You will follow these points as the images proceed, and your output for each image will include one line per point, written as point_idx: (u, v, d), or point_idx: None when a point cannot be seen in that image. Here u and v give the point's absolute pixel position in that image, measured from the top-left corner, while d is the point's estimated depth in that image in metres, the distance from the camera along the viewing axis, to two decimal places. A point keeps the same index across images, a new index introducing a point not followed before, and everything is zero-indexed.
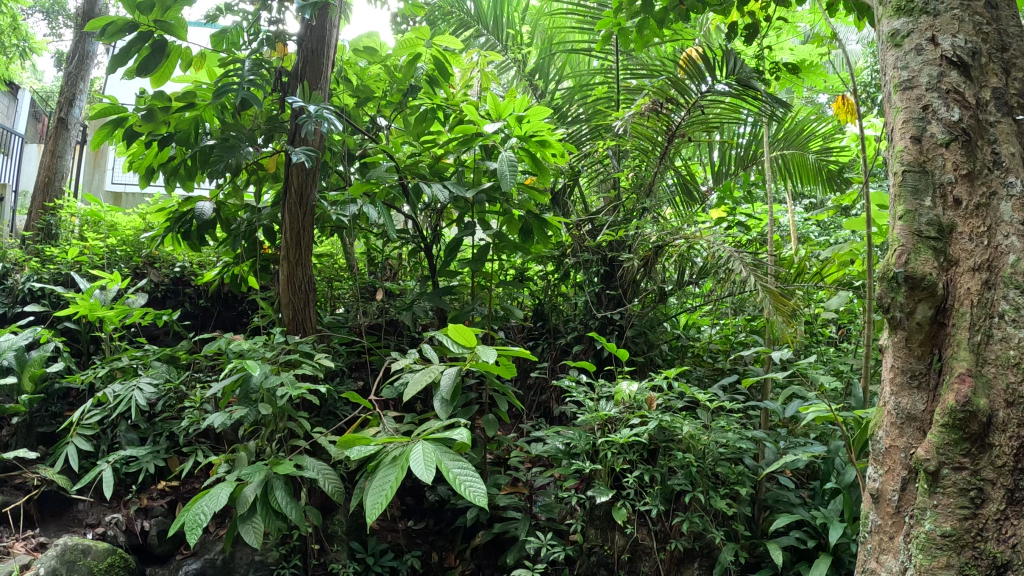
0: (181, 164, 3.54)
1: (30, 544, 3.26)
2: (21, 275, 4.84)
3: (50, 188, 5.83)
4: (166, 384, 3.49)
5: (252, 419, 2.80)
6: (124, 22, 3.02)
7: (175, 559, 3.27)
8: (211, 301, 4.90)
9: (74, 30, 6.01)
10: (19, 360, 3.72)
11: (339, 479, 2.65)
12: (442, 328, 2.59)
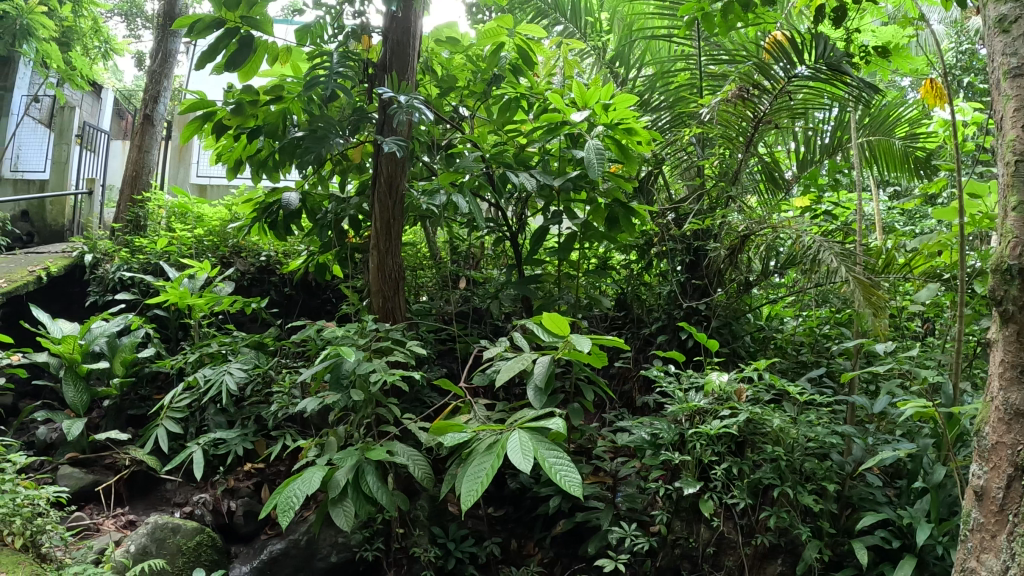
0: (269, 156, 3.62)
1: (120, 522, 3.40)
2: (111, 265, 5.05)
3: (138, 181, 6.02)
4: (255, 369, 3.62)
5: (343, 405, 2.88)
6: (211, 19, 3.10)
7: (260, 538, 3.37)
8: (296, 289, 5.05)
9: (156, 28, 6.11)
10: (111, 347, 3.91)
11: (429, 465, 2.69)
12: (533, 316, 2.58)
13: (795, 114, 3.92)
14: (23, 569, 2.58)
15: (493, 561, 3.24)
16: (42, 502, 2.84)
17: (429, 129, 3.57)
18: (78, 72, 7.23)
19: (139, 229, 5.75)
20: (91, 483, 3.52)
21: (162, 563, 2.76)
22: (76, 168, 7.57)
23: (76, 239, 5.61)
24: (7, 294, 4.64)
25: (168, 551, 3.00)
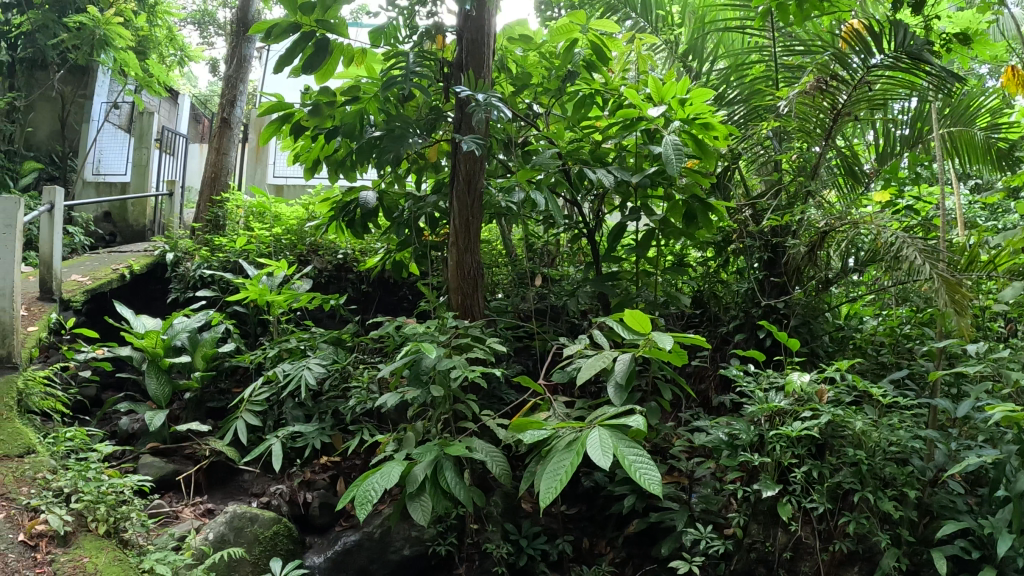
0: (347, 156, 3.65)
1: (198, 510, 3.48)
2: (192, 263, 5.24)
3: (217, 182, 6.23)
4: (333, 365, 3.71)
5: (422, 401, 2.91)
6: (287, 23, 3.14)
7: (334, 530, 3.45)
8: (373, 286, 5.14)
9: (231, 34, 6.30)
10: (192, 342, 4.06)
11: (507, 461, 2.70)
12: (613, 314, 2.58)
13: (874, 105, 3.71)
14: (106, 554, 2.66)
15: (564, 559, 3.23)
16: (127, 490, 2.95)
17: (507, 127, 3.57)
18: (155, 79, 7.53)
19: (218, 228, 5.94)
20: (171, 472, 3.62)
21: (238, 552, 2.82)
22: (156, 171, 7.71)
23: (158, 238, 5.84)
24: (91, 291, 4.83)
25: (245, 539, 3.08)
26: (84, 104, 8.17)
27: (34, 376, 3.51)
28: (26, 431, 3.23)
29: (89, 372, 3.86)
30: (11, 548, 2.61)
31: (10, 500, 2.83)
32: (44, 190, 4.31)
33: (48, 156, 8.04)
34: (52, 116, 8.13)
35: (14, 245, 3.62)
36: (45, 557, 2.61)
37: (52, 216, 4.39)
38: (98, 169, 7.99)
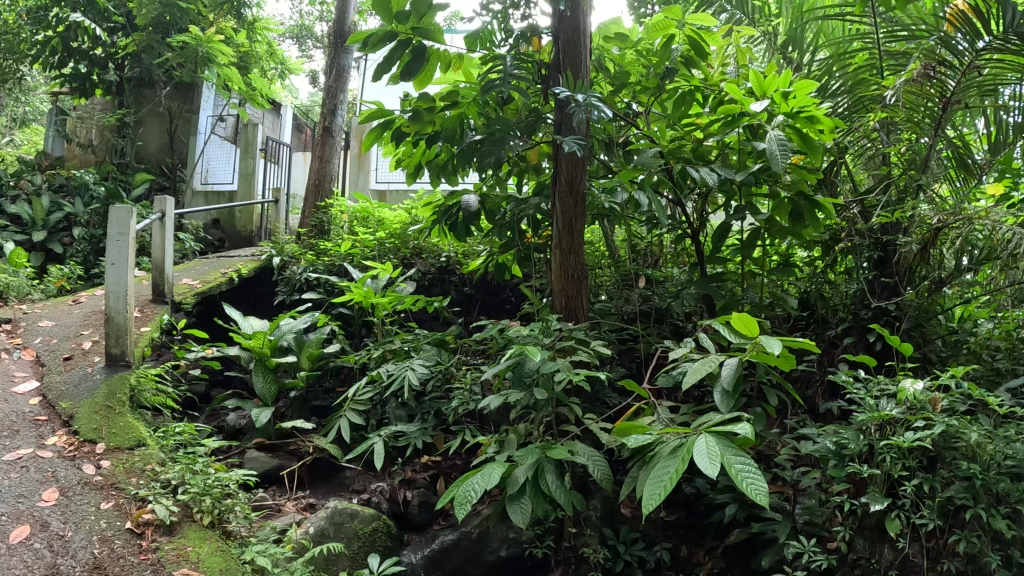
0: (449, 161, 3.76)
1: (300, 504, 3.57)
2: (297, 267, 5.41)
3: (321, 189, 6.44)
4: (437, 366, 3.79)
5: (525, 403, 2.94)
6: (383, 32, 3.19)
7: (431, 529, 3.48)
8: (476, 289, 5.21)
9: (328, 46, 6.48)
10: (298, 342, 4.21)
11: (608, 466, 2.66)
12: (720, 317, 2.52)
13: (984, 92, 3.47)
14: (209, 546, 2.64)
15: (662, 567, 3.17)
16: (232, 484, 2.95)
17: (607, 128, 3.53)
18: (257, 92, 7.90)
19: (323, 233, 6.15)
20: (276, 467, 3.73)
21: (337, 547, 2.86)
22: (262, 180, 8.11)
23: (264, 243, 6.06)
24: (201, 294, 5.05)
25: (345, 534, 3.14)
26: (189, 118, 8.47)
27: (146, 374, 3.59)
28: (136, 426, 3.29)
29: (199, 371, 4.02)
30: (118, 535, 2.64)
31: (120, 490, 2.89)
32: (157, 200, 4.57)
33: (159, 167, 8.45)
34: (160, 130, 8.53)
35: (127, 251, 3.74)
36: (151, 545, 2.62)
37: (164, 224, 4.67)
38: (207, 179, 8.44)
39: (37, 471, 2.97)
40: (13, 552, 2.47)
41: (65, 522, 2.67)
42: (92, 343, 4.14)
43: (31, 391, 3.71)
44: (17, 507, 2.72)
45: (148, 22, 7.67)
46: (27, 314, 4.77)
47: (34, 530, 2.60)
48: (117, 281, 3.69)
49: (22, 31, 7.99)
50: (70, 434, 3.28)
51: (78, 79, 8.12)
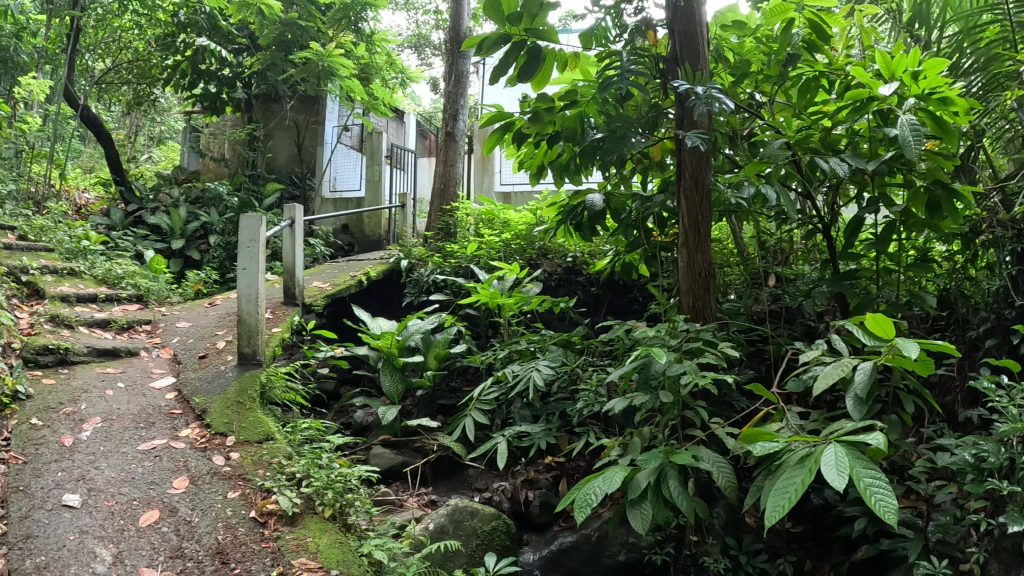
0: (570, 160, 3.60)
1: (422, 500, 3.59)
2: (424, 269, 5.52)
3: (446, 194, 6.54)
4: (562, 367, 3.70)
5: (650, 406, 2.94)
6: (497, 35, 3.08)
7: (552, 529, 3.45)
8: (603, 288, 5.12)
9: (447, 53, 6.53)
10: (426, 342, 4.26)
11: (733, 473, 2.56)
12: (852, 317, 2.41)
13: None
14: (329, 536, 2.69)
15: None
16: (353, 479, 2.99)
17: (730, 120, 3.44)
18: (381, 101, 7.85)
19: (450, 236, 6.17)
20: (399, 464, 3.78)
21: (454, 545, 2.78)
22: (388, 186, 8.28)
23: (391, 248, 6.22)
24: (331, 297, 5.18)
25: (464, 533, 3.08)
26: (316, 129, 8.77)
27: (275, 372, 3.77)
28: (265, 421, 3.41)
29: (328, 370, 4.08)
30: (242, 523, 2.73)
31: (247, 480, 2.99)
32: (287, 207, 4.66)
33: (289, 177, 8.80)
34: (289, 142, 8.90)
35: (258, 257, 3.86)
36: (273, 533, 2.69)
37: (293, 232, 4.78)
38: (335, 187, 8.79)
39: (170, 460, 3.12)
40: (143, 534, 2.59)
41: (194, 508, 2.78)
42: (225, 343, 4.34)
43: (167, 385, 3.88)
44: (149, 492, 2.85)
45: (272, 41, 7.98)
46: (167, 316, 5.06)
47: (164, 514, 2.72)
48: (248, 285, 3.86)
49: (152, 57, 8.36)
50: (202, 427, 3.44)
51: (210, 99, 8.58)
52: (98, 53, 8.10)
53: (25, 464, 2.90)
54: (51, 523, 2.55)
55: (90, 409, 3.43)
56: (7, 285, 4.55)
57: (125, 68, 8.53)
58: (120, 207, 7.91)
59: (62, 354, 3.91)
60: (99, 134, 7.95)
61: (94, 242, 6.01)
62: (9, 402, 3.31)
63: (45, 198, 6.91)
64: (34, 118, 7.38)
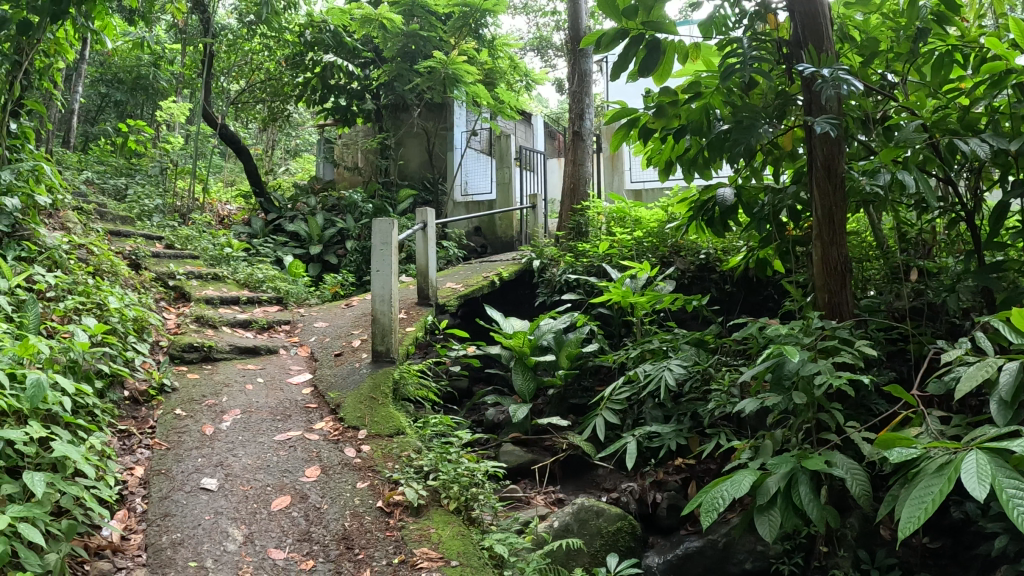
0: (698, 155, 3.08)
1: (549, 498, 3.54)
2: (556, 269, 5.45)
3: (576, 193, 6.30)
4: (694, 365, 3.58)
5: (784, 408, 2.84)
6: (613, 31, 2.62)
7: (679, 533, 3.29)
8: (738, 286, 4.79)
9: (569, 53, 6.08)
10: (559, 342, 4.17)
11: (869, 481, 2.43)
12: (999, 316, 2.20)
13: None
14: (452, 529, 2.68)
15: None
16: (480, 473, 3.02)
17: (862, 104, 3.19)
18: (505, 104, 7.97)
19: (580, 236, 5.99)
20: (529, 461, 3.77)
21: (577, 543, 2.72)
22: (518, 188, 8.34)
23: (525, 248, 6.16)
24: (464, 297, 5.13)
25: (588, 531, 3.00)
26: (445, 135, 8.97)
27: (409, 368, 3.80)
28: (397, 416, 3.45)
29: (461, 368, 4.19)
30: (369, 512, 2.77)
31: (376, 472, 3.04)
32: (418, 210, 4.67)
33: (422, 182, 9.01)
34: (418, 149, 9.14)
35: (390, 259, 3.91)
36: (397, 523, 2.71)
37: (426, 233, 4.78)
38: (466, 190, 8.89)
39: (304, 450, 3.21)
40: (274, 517, 2.67)
41: (323, 496, 2.86)
42: (360, 342, 4.46)
43: (304, 380, 4.03)
44: (282, 479, 2.94)
45: (396, 53, 8.04)
46: (304, 316, 5.27)
47: (294, 500, 2.81)
48: (382, 286, 3.93)
49: (283, 77, 8.64)
50: (336, 420, 3.52)
51: (340, 112, 8.76)
52: (231, 77, 8.41)
53: (168, 450, 3.06)
54: (189, 504, 2.68)
55: (230, 401, 3.59)
56: (157, 290, 4.86)
57: (258, 87, 8.83)
58: (260, 217, 8.38)
59: (205, 351, 4.13)
60: (238, 150, 8.42)
61: (235, 249, 6.36)
62: (156, 393, 3.52)
63: (191, 210, 7.35)
64: (178, 138, 7.89)
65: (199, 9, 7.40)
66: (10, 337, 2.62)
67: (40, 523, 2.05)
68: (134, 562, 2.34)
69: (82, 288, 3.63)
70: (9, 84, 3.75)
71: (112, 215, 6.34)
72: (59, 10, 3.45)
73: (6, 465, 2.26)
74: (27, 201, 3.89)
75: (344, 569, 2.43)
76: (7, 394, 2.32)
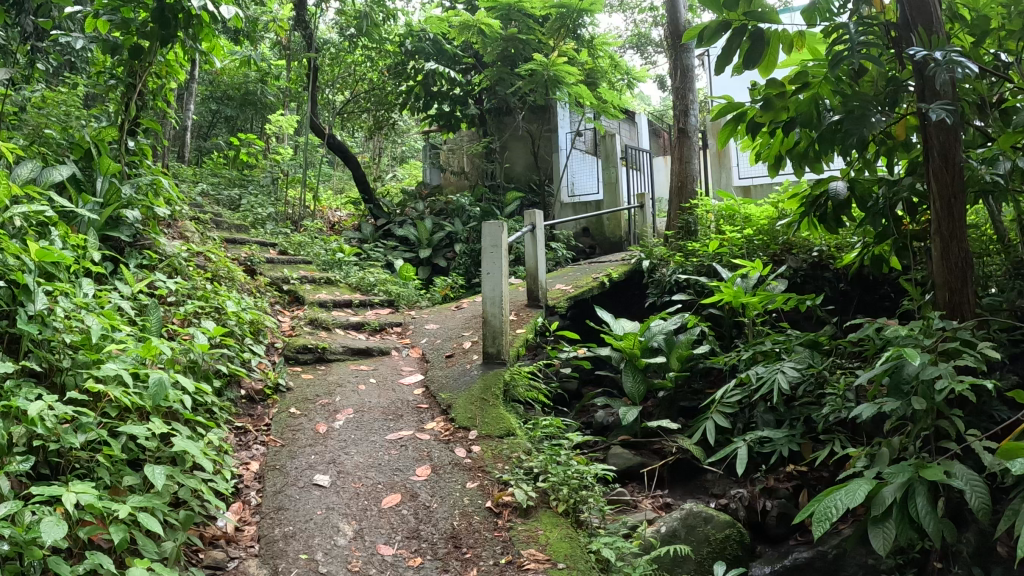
0: (809, 147, 2.95)
1: (657, 502, 3.35)
2: (666, 268, 5.19)
3: (684, 193, 5.89)
4: (809, 368, 3.46)
5: (901, 414, 2.68)
6: (716, 23, 2.51)
7: (788, 544, 3.13)
8: (851, 284, 4.63)
9: (668, 49, 5.79)
10: (669, 343, 3.98)
11: (991, 494, 2.25)
12: None
13: None
14: (561, 530, 2.67)
15: None
16: (590, 477, 2.96)
17: (977, 86, 2.98)
18: (609, 104, 7.76)
19: (690, 235, 5.65)
20: (638, 464, 3.58)
21: (685, 549, 2.59)
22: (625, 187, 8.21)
23: (633, 248, 5.96)
24: (574, 298, 5.03)
25: (696, 538, 2.83)
26: (550, 137, 8.94)
27: (519, 371, 3.79)
28: (508, 417, 3.45)
29: (571, 370, 4.09)
30: (478, 511, 2.79)
31: (487, 472, 3.05)
32: (527, 214, 4.67)
33: (528, 185, 9.01)
34: (523, 151, 9.17)
35: (500, 261, 3.89)
36: (506, 523, 2.71)
37: (534, 236, 4.73)
38: (573, 191, 8.83)
39: (415, 449, 3.25)
40: (384, 514, 2.71)
41: (433, 495, 2.88)
42: (470, 343, 4.49)
43: (415, 381, 4.08)
44: (394, 478, 2.98)
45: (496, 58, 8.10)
46: (415, 318, 5.36)
47: (405, 498, 2.84)
48: (493, 288, 3.91)
49: (387, 86, 8.83)
50: (447, 421, 3.55)
51: (445, 117, 8.98)
52: (338, 88, 8.71)
53: (283, 447, 3.16)
54: (302, 499, 2.75)
55: (343, 401, 3.68)
56: (272, 294, 5.04)
57: (362, 98, 9.05)
58: (370, 223, 8.63)
59: (319, 352, 4.26)
60: (347, 158, 8.68)
61: (346, 254, 6.54)
62: (271, 393, 3.65)
63: (302, 217, 7.61)
64: (287, 149, 8.17)
65: (302, 26, 7.66)
66: (133, 339, 2.76)
67: (160, 513, 2.15)
68: (247, 552, 2.44)
69: (201, 293, 3.83)
70: (126, 104, 3.96)
71: (228, 223, 6.63)
72: (168, 33, 3.63)
73: (129, 459, 2.39)
74: (149, 213, 4.10)
75: (451, 568, 2.45)
76: (131, 393, 2.44)
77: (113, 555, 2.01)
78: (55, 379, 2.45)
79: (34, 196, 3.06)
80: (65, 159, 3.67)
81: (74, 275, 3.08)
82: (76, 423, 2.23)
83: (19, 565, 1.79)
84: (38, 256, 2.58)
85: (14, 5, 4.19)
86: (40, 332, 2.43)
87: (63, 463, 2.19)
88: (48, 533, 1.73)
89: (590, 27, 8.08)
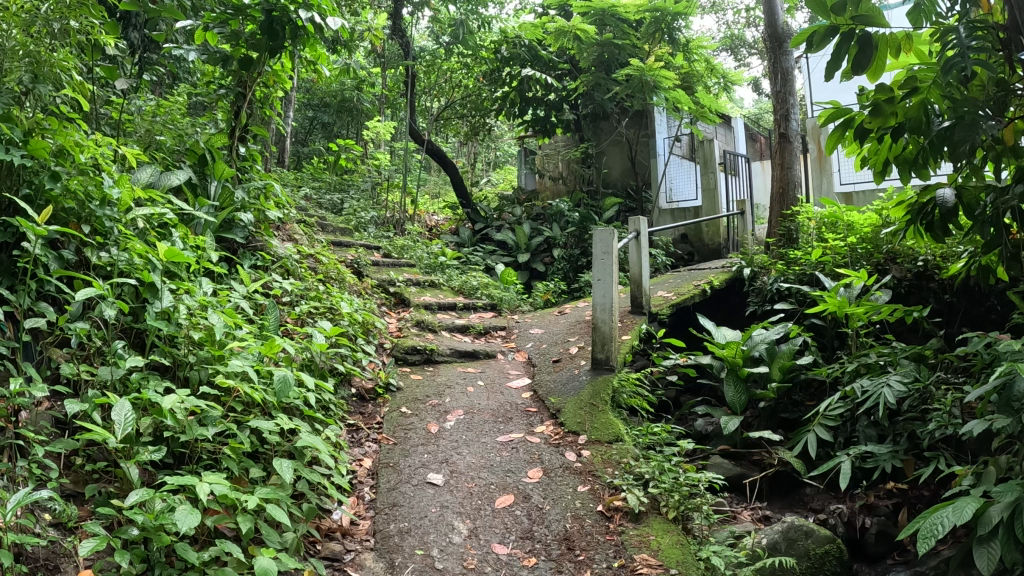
0: (918, 154, 2.83)
1: (755, 514, 3.27)
2: (768, 277, 5.14)
3: (785, 199, 5.75)
4: (914, 383, 3.37)
5: (1013, 432, 2.54)
6: (826, 28, 2.46)
7: (886, 562, 3.00)
8: (958, 296, 4.44)
9: (766, 51, 5.67)
10: (771, 353, 3.91)
11: None
12: None
13: None
14: (670, 538, 2.67)
15: None
16: (701, 485, 2.97)
17: None
18: (707, 108, 7.61)
19: (792, 242, 5.47)
20: (739, 474, 3.50)
21: (790, 561, 2.54)
22: (724, 194, 8.02)
23: (734, 256, 5.88)
24: (677, 306, 5.01)
25: (796, 552, 2.75)
26: (647, 142, 8.85)
27: (627, 377, 3.75)
28: (616, 423, 3.44)
29: (674, 378, 4.04)
30: (589, 515, 2.81)
31: (596, 476, 3.07)
32: (630, 220, 4.64)
33: (625, 190, 8.94)
34: (621, 156, 9.15)
35: (612, 268, 3.90)
36: (617, 528, 2.74)
37: (639, 242, 4.70)
38: (672, 198, 8.69)
39: (526, 452, 3.29)
40: (497, 514, 2.76)
41: (545, 497, 2.92)
42: (577, 349, 4.49)
43: (523, 385, 4.13)
44: (505, 479, 3.03)
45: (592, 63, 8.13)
46: (519, 323, 5.43)
47: (518, 500, 2.88)
48: (603, 295, 3.91)
49: (482, 92, 8.95)
50: (556, 425, 3.58)
51: (540, 122, 9.03)
52: (434, 94, 8.89)
53: (395, 445, 3.25)
54: (416, 496, 2.82)
55: (453, 402, 3.75)
56: (379, 296, 5.20)
57: (458, 104, 9.20)
58: (469, 226, 8.78)
59: (428, 354, 4.36)
60: (444, 164, 8.86)
61: (448, 258, 6.67)
62: (382, 392, 3.76)
63: (402, 221, 7.82)
64: (386, 155, 8.40)
65: (397, 35, 7.87)
66: (252, 337, 2.91)
67: (283, 504, 2.26)
68: (363, 545, 2.53)
69: (314, 293, 4.00)
70: (236, 112, 4.16)
71: (332, 226, 6.88)
72: (275, 44, 3.74)
73: (252, 451, 2.51)
74: (262, 216, 4.29)
75: (565, 569, 2.48)
76: (254, 388, 2.57)
77: (239, 543, 2.14)
78: (179, 372, 2.62)
79: (156, 199, 3.24)
80: (182, 165, 3.86)
81: (194, 275, 3.26)
82: (203, 416, 2.36)
83: (146, 550, 1.93)
84: (164, 256, 2.74)
85: (122, 19, 4.35)
86: (165, 329, 2.59)
87: (187, 453, 2.33)
88: (182, 521, 1.84)
89: (684, 30, 7.96)
